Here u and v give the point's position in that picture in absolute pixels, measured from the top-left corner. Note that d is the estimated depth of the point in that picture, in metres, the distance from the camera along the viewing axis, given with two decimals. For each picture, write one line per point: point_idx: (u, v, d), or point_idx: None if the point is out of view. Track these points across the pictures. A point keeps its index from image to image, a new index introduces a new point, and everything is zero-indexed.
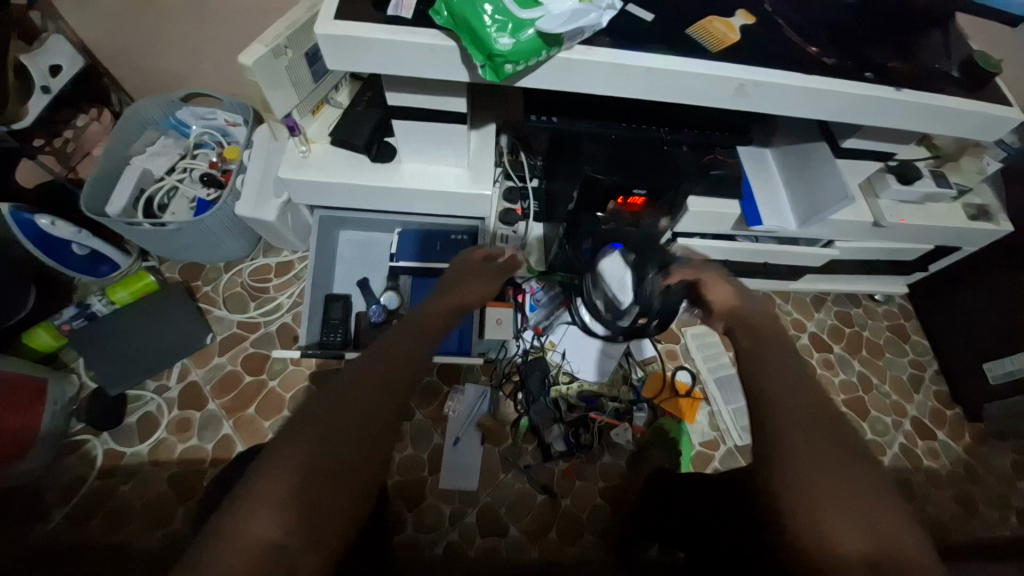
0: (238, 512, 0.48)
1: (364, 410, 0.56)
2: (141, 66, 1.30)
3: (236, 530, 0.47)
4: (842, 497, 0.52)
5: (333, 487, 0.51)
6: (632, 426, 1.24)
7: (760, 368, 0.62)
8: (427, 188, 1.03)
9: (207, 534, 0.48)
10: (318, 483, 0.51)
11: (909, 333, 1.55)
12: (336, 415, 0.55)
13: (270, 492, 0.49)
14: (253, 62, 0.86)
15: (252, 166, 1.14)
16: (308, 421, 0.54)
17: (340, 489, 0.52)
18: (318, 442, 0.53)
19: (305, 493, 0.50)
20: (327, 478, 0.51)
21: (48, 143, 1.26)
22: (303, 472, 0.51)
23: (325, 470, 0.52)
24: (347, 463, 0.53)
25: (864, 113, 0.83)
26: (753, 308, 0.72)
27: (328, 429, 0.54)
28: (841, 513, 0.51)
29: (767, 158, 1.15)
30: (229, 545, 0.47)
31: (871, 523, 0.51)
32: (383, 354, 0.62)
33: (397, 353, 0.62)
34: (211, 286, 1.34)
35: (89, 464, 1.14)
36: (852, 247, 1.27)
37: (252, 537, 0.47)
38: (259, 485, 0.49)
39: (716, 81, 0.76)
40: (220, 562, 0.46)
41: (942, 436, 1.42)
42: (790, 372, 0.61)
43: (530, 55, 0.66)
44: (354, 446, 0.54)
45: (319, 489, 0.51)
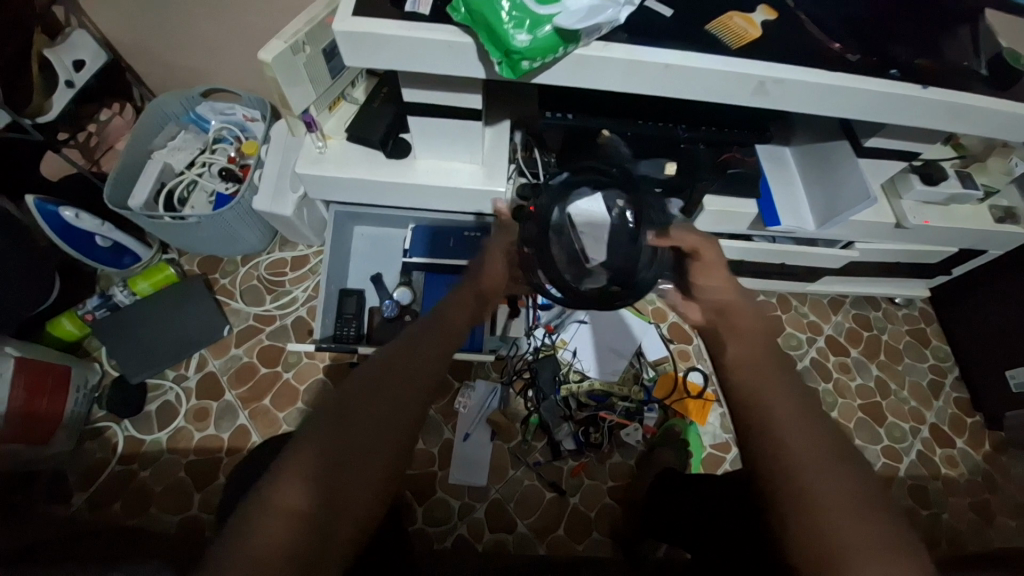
0: (264, 495, 0.52)
1: (388, 404, 0.59)
2: (163, 62, 1.33)
3: (264, 509, 0.51)
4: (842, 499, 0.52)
5: (355, 475, 0.54)
6: (643, 426, 1.24)
7: (753, 368, 0.63)
8: (441, 185, 1.04)
9: (239, 512, 0.52)
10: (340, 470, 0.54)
11: (929, 338, 1.51)
12: (360, 410, 0.57)
13: (296, 477, 0.53)
14: (272, 59, 0.88)
15: (270, 162, 1.16)
16: (333, 414, 0.57)
17: (362, 477, 0.55)
18: (339, 433, 0.56)
19: (328, 477, 0.53)
20: (348, 466, 0.55)
21: (72, 137, 1.29)
22: (326, 458, 0.54)
23: (346, 458, 0.55)
24: (369, 454, 0.56)
25: (889, 112, 0.81)
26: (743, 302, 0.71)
27: (351, 423, 0.56)
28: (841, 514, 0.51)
29: (786, 157, 1.13)
30: (256, 524, 0.50)
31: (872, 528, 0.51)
32: (407, 354, 0.63)
33: (420, 353, 0.64)
34: (228, 279, 1.36)
35: (111, 449, 1.17)
36: (871, 249, 1.24)
37: (276, 520, 0.50)
38: (286, 471, 0.53)
39: (735, 79, 0.75)
40: (247, 541, 0.49)
41: (961, 444, 1.39)
42: (789, 383, 0.61)
43: (547, 52, 0.65)
44: (375, 440, 0.56)
45: (341, 475, 0.54)
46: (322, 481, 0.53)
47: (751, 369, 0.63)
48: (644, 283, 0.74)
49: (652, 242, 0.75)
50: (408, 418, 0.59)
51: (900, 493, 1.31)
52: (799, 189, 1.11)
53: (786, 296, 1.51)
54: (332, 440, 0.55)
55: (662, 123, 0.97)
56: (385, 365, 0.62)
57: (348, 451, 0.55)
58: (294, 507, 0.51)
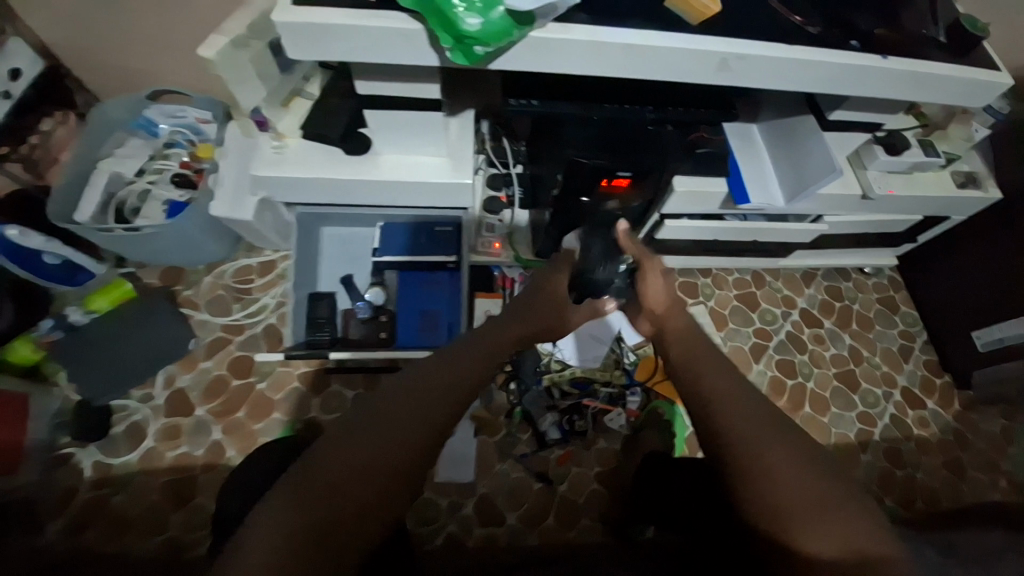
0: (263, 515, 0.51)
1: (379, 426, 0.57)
2: (101, 64, 1.25)
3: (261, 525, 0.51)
4: (798, 475, 0.54)
5: (342, 498, 0.53)
6: (626, 410, 1.24)
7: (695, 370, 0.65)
8: (406, 180, 1.00)
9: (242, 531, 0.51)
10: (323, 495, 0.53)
11: (898, 304, 1.55)
12: (368, 429, 0.56)
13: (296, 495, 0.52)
14: (215, 55, 0.83)
15: (225, 165, 1.11)
16: (344, 433, 0.56)
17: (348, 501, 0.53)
18: (345, 448, 0.55)
19: (313, 504, 0.52)
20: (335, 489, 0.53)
21: (13, 150, 1.20)
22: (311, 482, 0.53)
23: (331, 481, 0.53)
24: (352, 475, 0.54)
25: (852, 84, 0.81)
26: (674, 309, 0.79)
27: (358, 440, 0.56)
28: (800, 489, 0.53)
29: (754, 134, 1.14)
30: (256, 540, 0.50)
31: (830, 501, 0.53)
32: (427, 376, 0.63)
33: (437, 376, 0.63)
34: (191, 290, 1.30)
35: (79, 475, 1.12)
36: (840, 221, 1.25)
37: (272, 539, 0.50)
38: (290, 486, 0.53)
39: (698, 56, 0.74)
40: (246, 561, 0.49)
41: (932, 405, 1.44)
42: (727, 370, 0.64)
43: (502, 36, 0.63)
44: (377, 455, 0.56)
45: (323, 500, 0.52)
46: (304, 507, 0.52)
47: (703, 358, 0.66)
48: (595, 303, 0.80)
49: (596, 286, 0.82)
50: (400, 440, 0.57)
51: (876, 457, 1.36)
52: (767, 165, 1.11)
53: (760, 272, 1.53)
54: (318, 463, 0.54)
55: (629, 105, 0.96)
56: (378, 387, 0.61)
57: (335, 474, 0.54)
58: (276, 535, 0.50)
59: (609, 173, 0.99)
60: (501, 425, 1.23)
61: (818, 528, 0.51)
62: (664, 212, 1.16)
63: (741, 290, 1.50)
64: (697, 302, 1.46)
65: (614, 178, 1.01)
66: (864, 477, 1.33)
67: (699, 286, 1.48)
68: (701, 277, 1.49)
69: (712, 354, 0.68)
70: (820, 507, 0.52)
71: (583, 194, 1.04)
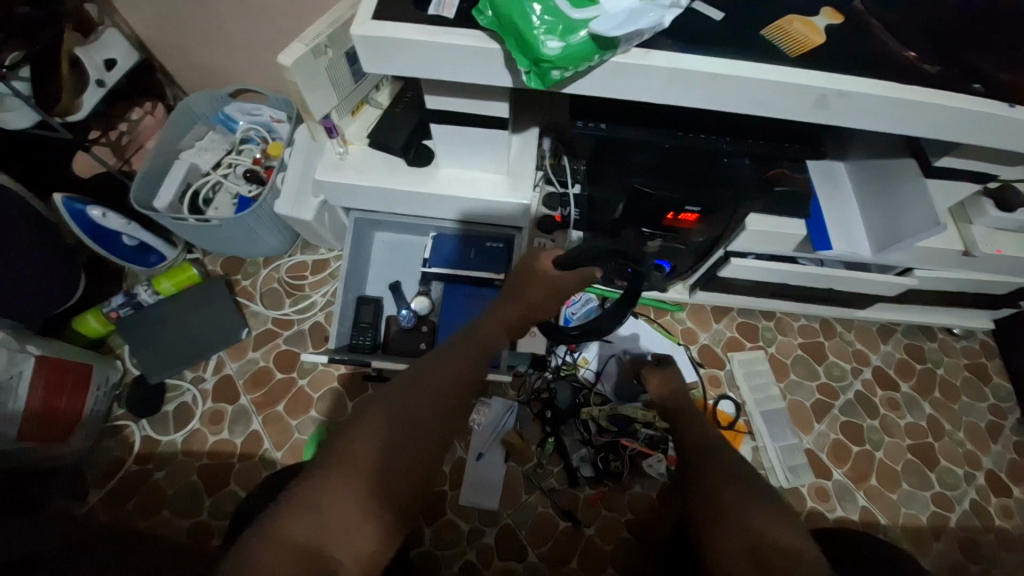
0: (299, 500, 0.55)
1: (411, 426, 0.62)
2: (192, 62, 1.33)
3: (301, 508, 0.54)
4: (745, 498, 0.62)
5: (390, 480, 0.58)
6: (667, 456, 1.15)
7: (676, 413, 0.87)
8: (461, 195, 0.99)
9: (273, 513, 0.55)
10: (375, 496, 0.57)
11: (990, 374, 1.37)
12: (396, 422, 0.62)
13: (336, 479, 0.56)
14: (292, 63, 0.85)
15: (292, 165, 1.14)
16: (373, 422, 0.61)
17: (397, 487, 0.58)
18: (380, 433, 0.60)
19: (361, 491, 0.56)
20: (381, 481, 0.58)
21: (104, 135, 1.33)
22: (364, 469, 0.58)
23: (378, 473, 0.58)
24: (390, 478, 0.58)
25: (971, 130, 0.71)
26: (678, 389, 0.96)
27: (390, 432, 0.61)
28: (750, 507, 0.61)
29: (839, 172, 1.04)
30: (290, 521, 0.53)
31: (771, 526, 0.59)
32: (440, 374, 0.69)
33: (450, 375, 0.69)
34: (248, 281, 1.35)
35: (127, 448, 1.18)
36: (932, 276, 1.11)
37: (311, 524, 0.53)
38: (329, 471, 0.57)
39: (792, 91, 0.67)
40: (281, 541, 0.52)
41: (1023, 495, 1.25)
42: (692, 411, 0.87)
43: (581, 60, 0.59)
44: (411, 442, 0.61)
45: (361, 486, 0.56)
46: (355, 503, 0.55)
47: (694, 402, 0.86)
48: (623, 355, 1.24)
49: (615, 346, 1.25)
50: (433, 437, 0.63)
51: (948, 547, 1.19)
52: (852, 208, 1.01)
53: (829, 322, 1.40)
54: (362, 455, 0.58)
55: (704, 135, 0.89)
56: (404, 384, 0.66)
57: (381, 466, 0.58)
58: (333, 536, 0.53)
59: (677, 207, 0.95)
60: (532, 454, 1.18)
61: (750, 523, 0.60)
62: (731, 249, 1.09)
63: (806, 339, 1.37)
64: (756, 347, 1.35)
65: (682, 212, 0.96)
66: (933, 568, 1.17)
67: (759, 329, 1.37)
68: (763, 320, 1.38)
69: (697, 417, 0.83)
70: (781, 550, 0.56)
71: (644, 225, 1.02)
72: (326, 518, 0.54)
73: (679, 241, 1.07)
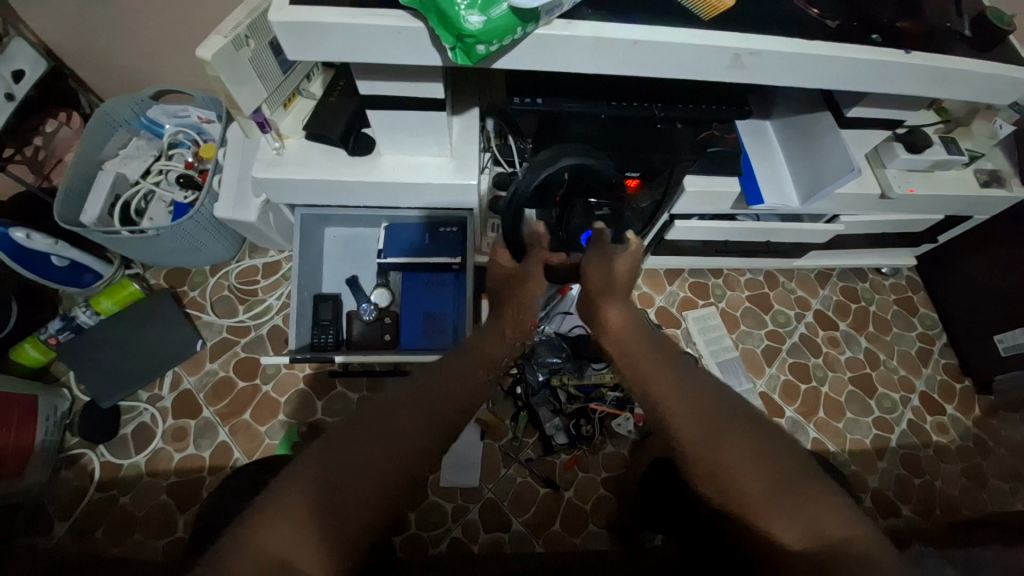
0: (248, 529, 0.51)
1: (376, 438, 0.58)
2: (108, 66, 1.25)
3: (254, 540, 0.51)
4: (787, 493, 0.58)
5: (351, 495, 0.55)
6: (634, 414, 1.22)
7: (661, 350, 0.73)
8: (409, 180, 0.99)
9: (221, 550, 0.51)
10: (336, 515, 0.54)
11: (917, 305, 1.51)
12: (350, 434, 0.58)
13: (291, 502, 0.53)
14: (213, 57, 0.81)
15: (227, 164, 1.09)
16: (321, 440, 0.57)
17: (357, 500, 0.55)
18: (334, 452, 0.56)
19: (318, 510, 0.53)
20: (340, 498, 0.54)
21: (18, 151, 1.21)
22: (320, 488, 0.54)
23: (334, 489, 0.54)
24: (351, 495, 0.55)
25: (871, 79, 0.77)
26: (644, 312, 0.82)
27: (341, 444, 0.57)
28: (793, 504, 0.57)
29: (766, 130, 1.11)
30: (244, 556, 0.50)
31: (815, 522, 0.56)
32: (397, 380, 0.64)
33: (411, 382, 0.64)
34: (197, 291, 1.30)
35: (87, 477, 1.13)
36: (857, 221, 1.21)
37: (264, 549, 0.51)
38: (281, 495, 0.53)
39: (708, 52, 0.71)
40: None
41: (951, 410, 1.39)
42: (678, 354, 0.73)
43: (504, 34, 0.61)
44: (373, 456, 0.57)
45: (315, 505, 0.53)
46: (315, 523, 0.53)
47: None
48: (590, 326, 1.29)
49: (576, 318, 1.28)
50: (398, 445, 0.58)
51: (892, 463, 1.32)
52: (780, 163, 1.08)
53: (773, 273, 1.49)
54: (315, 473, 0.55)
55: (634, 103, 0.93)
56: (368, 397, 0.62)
57: (341, 478, 0.55)
58: (293, 559, 0.51)
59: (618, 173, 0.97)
60: (507, 429, 1.21)
61: (790, 525, 0.57)
62: (673, 212, 1.13)
63: (754, 291, 1.46)
64: (709, 303, 1.43)
65: (624, 178, 0.99)
66: (879, 484, 1.29)
67: (710, 287, 1.45)
68: (712, 277, 1.46)
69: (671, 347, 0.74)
70: (790, 499, 0.58)
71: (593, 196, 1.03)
72: (290, 536, 0.52)
73: (627, 207, 1.06)
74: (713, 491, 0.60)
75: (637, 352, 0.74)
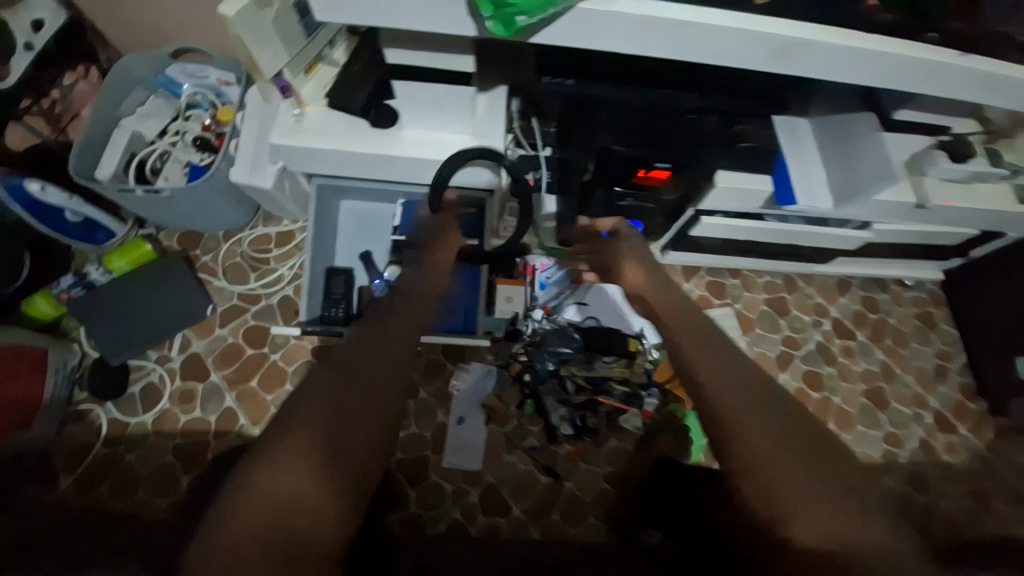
0: (256, 471, 0.54)
1: (368, 383, 0.62)
2: (127, 19, 1.22)
3: (258, 481, 0.53)
4: (815, 495, 0.55)
5: (347, 438, 0.58)
6: (642, 411, 1.21)
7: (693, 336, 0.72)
8: (430, 157, 0.96)
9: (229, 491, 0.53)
10: (334, 454, 0.57)
11: (938, 321, 1.47)
12: (342, 382, 0.61)
13: (293, 446, 0.55)
14: (235, 15, 0.78)
15: (245, 128, 1.06)
16: (316, 388, 0.60)
17: (353, 442, 0.58)
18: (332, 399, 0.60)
19: (319, 451, 0.56)
20: (339, 442, 0.57)
21: (36, 103, 1.21)
22: (320, 431, 0.57)
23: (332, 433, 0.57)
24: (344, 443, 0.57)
25: (925, 80, 0.73)
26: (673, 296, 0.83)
27: (337, 392, 0.60)
28: (822, 507, 0.54)
29: (802, 125, 1.02)
30: (249, 496, 0.52)
31: (836, 523, 0.53)
32: (379, 330, 0.69)
33: (390, 330, 0.69)
34: (209, 255, 1.29)
35: (95, 433, 1.14)
36: (887, 229, 1.17)
37: (269, 489, 0.53)
38: (283, 440, 0.56)
39: (757, 40, 0.66)
40: (239, 515, 0.51)
41: (963, 430, 1.37)
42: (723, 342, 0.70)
43: (546, 6, 0.57)
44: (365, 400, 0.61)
45: (317, 448, 0.56)
46: (318, 463, 0.55)
47: None
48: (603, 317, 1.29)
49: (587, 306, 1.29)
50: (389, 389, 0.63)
51: (896, 479, 1.30)
52: (817, 162, 1.01)
53: (793, 278, 1.45)
54: (314, 420, 0.57)
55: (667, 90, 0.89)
56: (355, 350, 0.65)
57: (338, 424, 0.58)
58: (297, 496, 0.53)
59: (647, 163, 0.93)
60: (511, 416, 1.21)
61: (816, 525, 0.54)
62: (699, 207, 1.10)
63: (772, 294, 1.43)
64: (724, 304, 1.40)
65: (652, 169, 0.94)
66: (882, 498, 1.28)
67: (727, 287, 1.41)
68: (730, 278, 1.42)
69: (718, 340, 0.71)
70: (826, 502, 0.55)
71: (616, 183, 1.00)
72: (292, 477, 0.54)
73: (648, 200, 1.04)
74: (746, 483, 0.58)
75: (682, 346, 0.71)
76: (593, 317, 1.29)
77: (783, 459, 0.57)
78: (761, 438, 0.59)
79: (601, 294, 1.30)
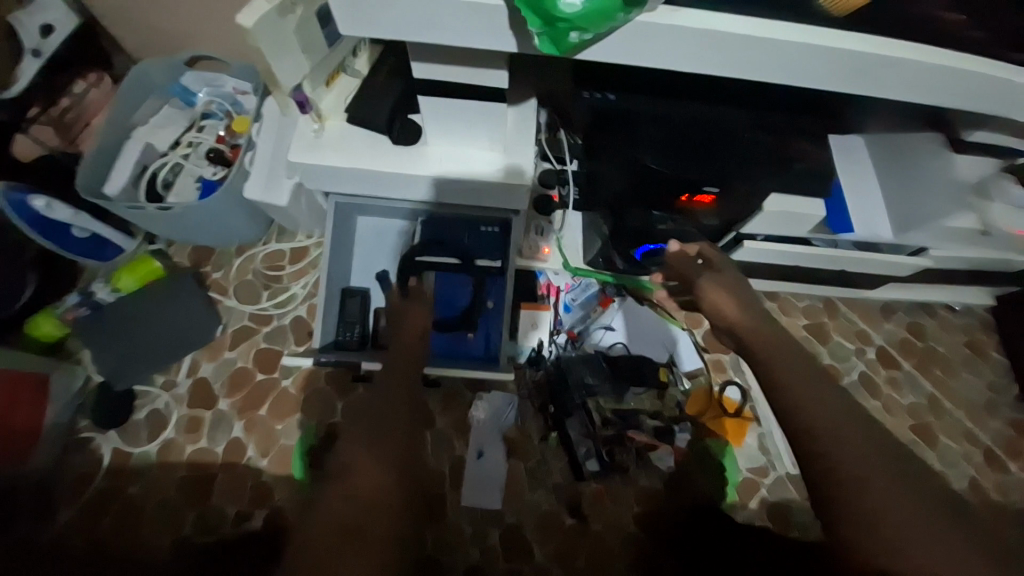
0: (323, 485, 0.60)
1: (394, 407, 0.70)
2: (139, 25, 1.17)
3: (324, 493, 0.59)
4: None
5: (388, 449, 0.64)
6: (674, 448, 1.13)
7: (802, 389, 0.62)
8: (456, 177, 0.90)
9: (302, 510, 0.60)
10: (382, 459, 0.63)
11: (989, 350, 1.37)
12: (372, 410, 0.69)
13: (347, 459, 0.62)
14: (254, 25, 0.72)
15: (261, 143, 1.01)
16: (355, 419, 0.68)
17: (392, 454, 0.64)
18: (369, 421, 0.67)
19: (370, 462, 0.62)
20: (383, 454, 0.63)
21: (44, 112, 1.16)
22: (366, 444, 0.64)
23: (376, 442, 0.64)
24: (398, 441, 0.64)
25: (1015, 104, 0.65)
26: (755, 330, 0.75)
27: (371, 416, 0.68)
28: None
29: (859, 147, 0.97)
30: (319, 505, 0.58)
31: None
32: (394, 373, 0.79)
33: (402, 370, 0.79)
34: (220, 273, 1.23)
35: (98, 462, 1.09)
36: (945, 256, 1.06)
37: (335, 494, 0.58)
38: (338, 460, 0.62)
39: (833, 58, 0.59)
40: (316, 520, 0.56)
41: (1019, 471, 1.26)
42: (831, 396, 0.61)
43: (604, 20, 0.51)
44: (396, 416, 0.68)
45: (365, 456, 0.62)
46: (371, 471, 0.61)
47: None
48: (635, 342, 1.22)
49: (619, 330, 1.22)
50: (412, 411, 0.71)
51: None
52: (873, 185, 0.95)
53: (833, 302, 1.36)
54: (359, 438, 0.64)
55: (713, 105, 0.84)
56: (378, 390, 0.74)
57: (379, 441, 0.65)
58: (359, 499, 0.58)
59: (694, 186, 0.86)
60: (534, 450, 1.14)
61: None
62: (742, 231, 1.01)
63: (811, 319, 1.34)
64: None
65: (698, 193, 0.88)
66: None
67: None
68: (767, 301, 1.34)
69: (836, 394, 0.62)
70: None
71: (654, 206, 0.94)
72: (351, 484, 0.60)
73: (688, 224, 0.97)
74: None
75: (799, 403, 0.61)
76: (624, 341, 1.22)
77: (935, 554, 0.50)
78: (902, 523, 0.52)
79: (637, 317, 1.24)
